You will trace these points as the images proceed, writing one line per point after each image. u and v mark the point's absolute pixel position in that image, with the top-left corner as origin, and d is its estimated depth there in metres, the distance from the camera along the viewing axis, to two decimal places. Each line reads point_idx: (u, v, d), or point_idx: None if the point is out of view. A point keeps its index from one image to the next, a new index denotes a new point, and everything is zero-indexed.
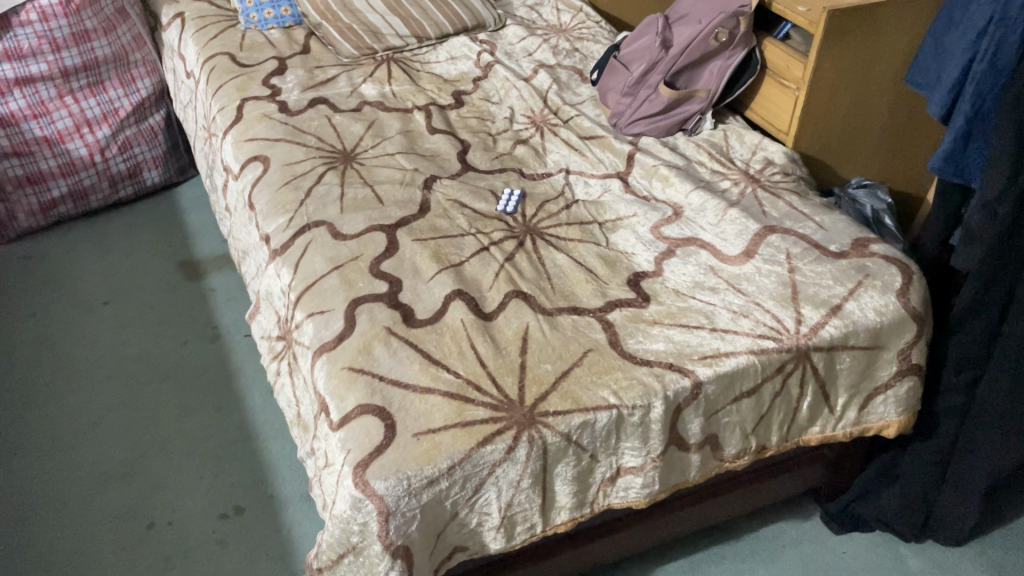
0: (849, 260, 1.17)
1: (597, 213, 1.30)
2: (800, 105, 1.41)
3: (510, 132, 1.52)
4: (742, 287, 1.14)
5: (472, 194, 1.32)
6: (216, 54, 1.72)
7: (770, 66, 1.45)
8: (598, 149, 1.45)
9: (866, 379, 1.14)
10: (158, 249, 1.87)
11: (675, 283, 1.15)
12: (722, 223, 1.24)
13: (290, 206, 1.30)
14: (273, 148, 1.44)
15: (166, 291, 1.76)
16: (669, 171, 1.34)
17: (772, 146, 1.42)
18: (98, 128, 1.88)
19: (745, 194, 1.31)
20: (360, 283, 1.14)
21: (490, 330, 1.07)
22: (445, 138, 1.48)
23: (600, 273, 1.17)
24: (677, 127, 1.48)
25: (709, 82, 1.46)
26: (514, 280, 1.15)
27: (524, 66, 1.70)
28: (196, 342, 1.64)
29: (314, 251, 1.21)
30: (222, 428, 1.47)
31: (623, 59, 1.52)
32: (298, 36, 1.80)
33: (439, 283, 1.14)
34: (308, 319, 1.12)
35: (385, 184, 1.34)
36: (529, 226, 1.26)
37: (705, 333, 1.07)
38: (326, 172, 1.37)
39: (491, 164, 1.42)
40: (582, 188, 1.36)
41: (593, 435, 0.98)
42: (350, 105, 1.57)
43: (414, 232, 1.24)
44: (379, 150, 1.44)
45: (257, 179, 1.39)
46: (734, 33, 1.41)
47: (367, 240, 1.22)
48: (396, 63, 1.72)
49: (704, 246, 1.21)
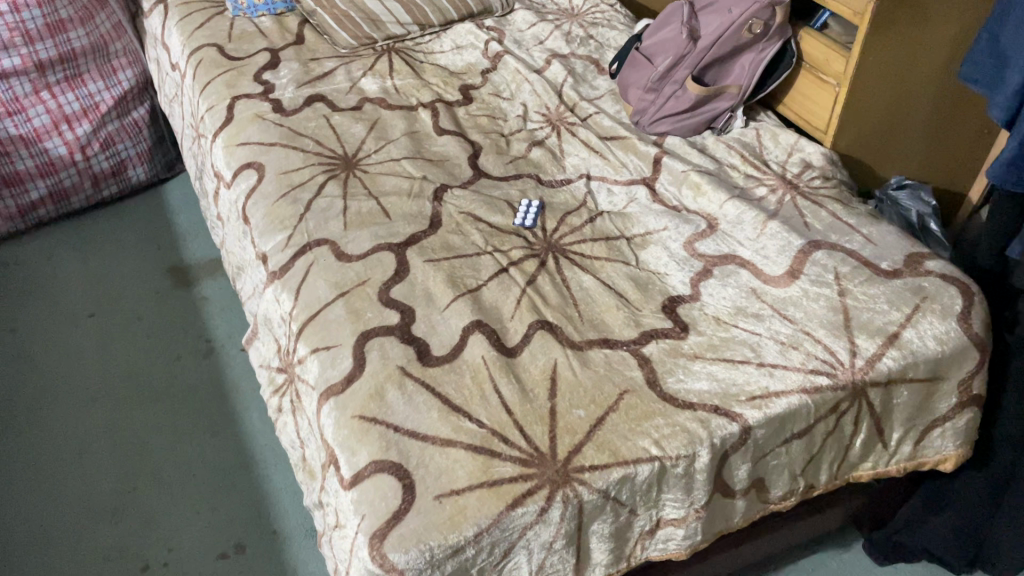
0: (904, 281, 1.07)
1: (624, 227, 1.19)
2: (840, 102, 1.29)
3: (524, 132, 1.40)
4: (788, 313, 1.04)
5: (486, 206, 1.21)
6: (203, 46, 1.59)
7: (807, 59, 1.34)
8: (621, 152, 1.34)
9: (923, 412, 1.05)
10: (146, 253, 1.76)
11: (715, 309, 1.05)
12: (761, 239, 1.14)
13: (288, 222, 1.19)
14: (268, 154, 1.32)
15: (155, 300, 1.65)
16: (700, 177, 1.23)
17: (809, 147, 1.31)
18: (78, 124, 1.75)
19: (784, 203, 1.21)
20: (368, 313, 1.04)
21: (515, 368, 0.96)
22: (455, 140, 1.37)
23: (632, 297, 1.07)
24: (706, 125, 1.37)
25: (740, 77, 1.34)
26: (538, 308, 1.05)
27: (535, 56, 1.58)
28: (189, 358, 1.54)
29: (317, 275, 1.10)
30: (218, 454, 1.37)
31: (645, 51, 1.40)
32: (291, 24, 1.67)
33: (455, 313, 1.03)
34: (312, 355, 1.01)
35: (391, 196, 1.23)
36: (551, 243, 1.16)
37: (751, 369, 0.97)
38: (326, 181, 1.26)
39: (505, 170, 1.31)
40: (606, 196, 1.26)
41: (633, 490, 0.88)
42: (349, 103, 1.45)
43: (426, 252, 1.13)
44: (383, 155, 1.32)
45: (252, 189, 1.28)
46: (769, 24, 1.28)
47: (374, 262, 1.11)
48: (397, 53, 1.59)
49: (743, 264, 1.11)
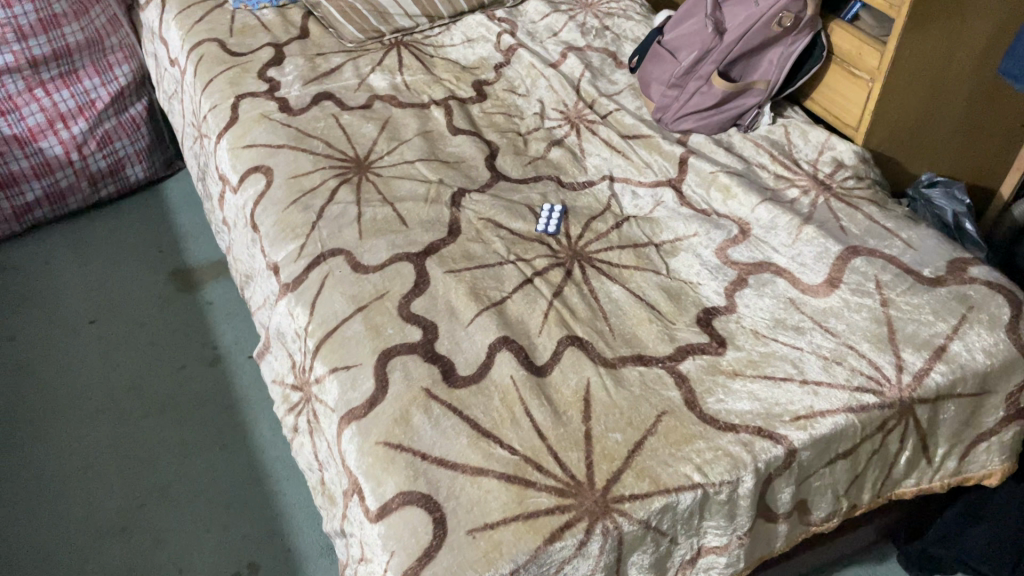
0: (948, 289, 1.02)
1: (651, 233, 1.14)
2: (873, 98, 1.24)
3: (542, 130, 1.35)
4: (830, 325, 0.99)
5: (507, 212, 1.16)
6: (204, 41, 1.52)
7: (837, 53, 1.28)
8: (644, 151, 1.28)
9: (969, 426, 1.00)
10: (147, 256, 1.70)
11: (753, 321, 1.00)
12: (796, 245, 1.09)
13: (300, 230, 1.14)
14: (276, 157, 1.27)
15: (158, 306, 1.60)
16: (730, 179, 1.18)
17: (840, 145, 1.26)
18: (74, 123, 1.68)
19: (818, 206, 1.16)
20: (389, 329, 0.98)
21: (546, 388, 0.91)
22: (470, 140, 1.31)
23: (664, 309, 1.02)
24: (731, 122, 1.31)
25: (768, 71, 1.28)
26: (566, 322, 1.00)
27: (550, 49, 1.52)
28: (195, 367, 1.49)
29: (333, 288, 1.05)
30: (228, 469, 1.32)
31: (667, 44, 1.34)
32: (295, 17, 1.60)
33: (480, 328, 0.98)
34: (331, 375, 0.96)
35: (407, 202, 1.18)
36: (575, 251, 1.11)
37: (794, 387, 0.92)
38: (338, 186, 1.20)
39: (524, 171, 1.26)
40: (631, 200, 1.20)
41: (675, 519, 0.83)
42: (359, 101, 1.39)
43: (447, 262, 1.08)
44: (396, 157, 1.27)
45: (260, 195, 1.23)
46: (800, 17, 1.22)
47: (392, 273, 1.06)
48: (406, 47, 1.53)
49: (779, 272, 1.06)
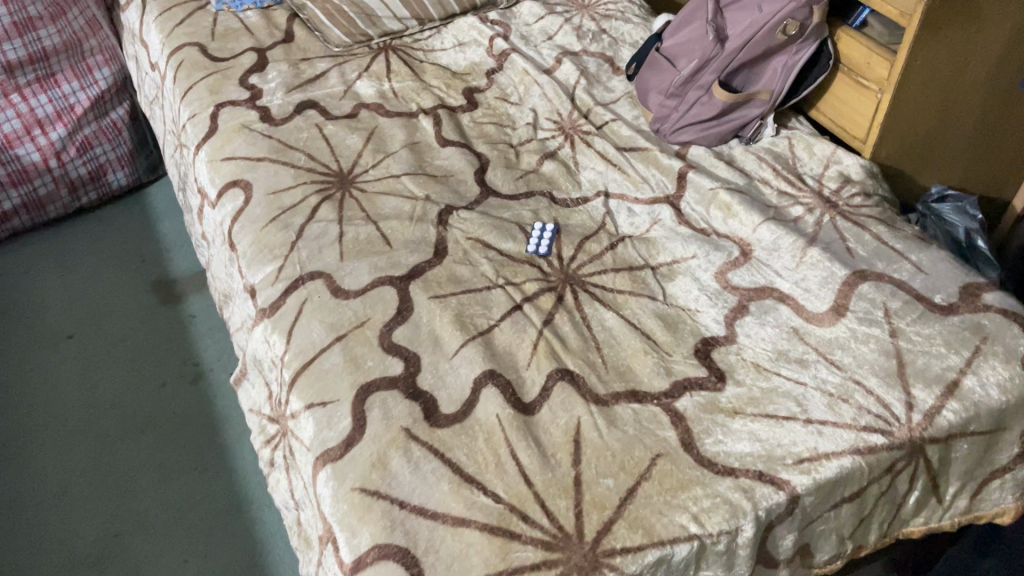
0: (961, 318, 0.97)
1: (647, 254, 1.08)
2: (881, 110, 1.18)
3: (534, 142, 1.29)
4: (835, 358, 0.93)
5: (496, 232, 1.11)
6: (184, 45, 1.46)
7: (845, 62, 1.22)
8: (641, 165, 1.22)
9: (982, 463, 0.94)
10: (129, 266, 1.65)
11: (754, 354, 0.94)
12: (800, 269, 1.03)
13: (279, 251, 1.08)
14: (255, 171, 1.21)
15: (139, 319, 1.54)
16: (731, 196, 1.13)
17: (847, 159, 1.20)
18: (52, 128, 1.62)
19: (823, 225, 1.10)
20: (368, 362, 0.93)
21: (533, 428, 0.86)
22: (459, 152, 1.25)
23: (661, 339, 0.96)
24: (732, 133, 1.25)
25: (772, 81, 1.22)
26: (556, 354, 0.94)
27: (544, 54, 1.46)
28: (176, 384, 1.43)
29: (311, 315, 1.00)
30: (209, 494, 1.27)
31: (666, 52, 1.28)
32: (279, 19, 1.54)
33: (465, 361, 0.93)
34: (306, 411, 0.91)
35: (391, 220, 1.12)
36: (567, 274, 1.05)
37: (797, 427, 0.87)
38: (319, 203, 1.15)
39: (515, 186, 1.20)
40: (626, 217, 1.15)
41: (669, 572, 0.77)
42: (344, 110, 1.34)
43: (431, 287, 1.02)
44: (381, 171, 1.21)
45: (239, 212, 1.17)
46: (806, 24, 1.16)
47: (374, 299, 1.01)
48: (395, 52, 1.47)
49: (782, 298, 1.01)
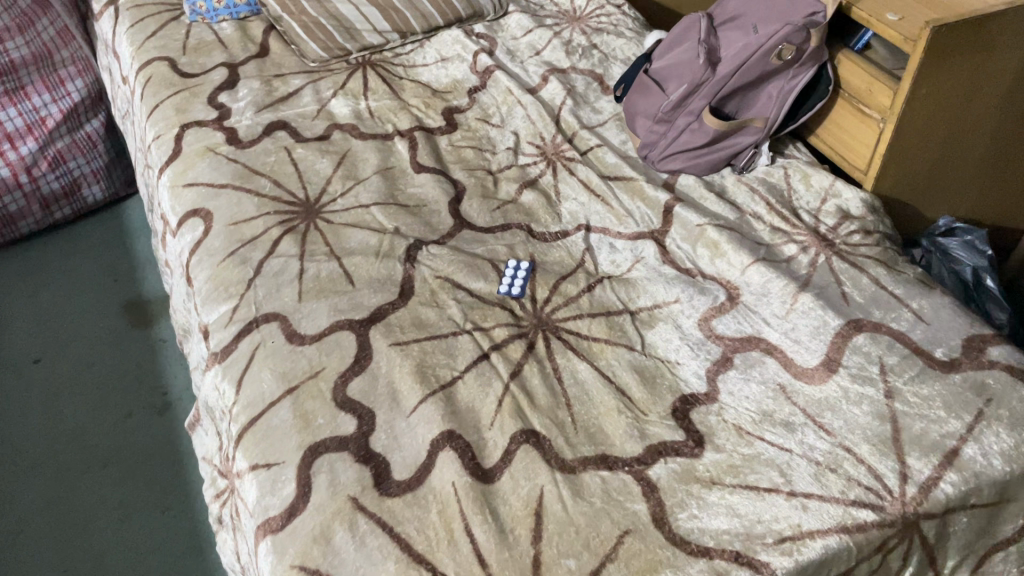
0: (963, 376, 0.89)
1: (627, 297, 1.00)
2: (884, 140, 1.10)
3: (514, 168, 1.21)
4: (825, 422, 0.86)
5: (467, 270, 1.04)
6: (154, 60, 1.40)
7: (845, 88, 1.14)
8: (626, 197, 1.15)
9: (985, 536, 0.85)
10: (101, 286, 1.59)
11: (737, 415, 0.87)
12: (790, 318, 0.96)
13: (235, 289, 1.02)
14: (217, 199, 1.15)
15: (109, 344, 1.49)
16: (719, 234, 1.05)
17: (846, 192, 1.13)
18: (22, 143, 1.56)
19: (818, 267, 1.03)
20: (319, 419, 0.86)
21: (491, 499, 0.79)
22: (435, 179, 1.18)
23: (636, 395, 0.89)
24: (724, 162, 1.18)
25: (766, 108, 1.14)
26: (522, 412, 0.87)
27: (531, 71, 1.39)
28: (143, 415, 1.38)
29: (262, 363, 0.93)
30: (169, 535, 1.21)
31: (655, 74, 1.21)
32: (255, 31, 1.48)
33: (423, 419, 0.86)
34: (251, 472, 0.84)
35: (356, 255, 1.05)
36: (540, 319, 0.98)
37: (780, 501, 0.79)
38: (281, 236, 1.08)
39: (491, 218, 1.13)
40: (607, 254, 1.08)
41: None
42: (315, 131, 1.27)
43: (393, 334, 0.96)
44: (350, 200, 1.14)
45: (197, 244, 1.10)
46: (802, 48, 1.09)
47: (331, 345, 0.94)
48: (373, 67, 1.40)
49: (769, 350, 0.93)
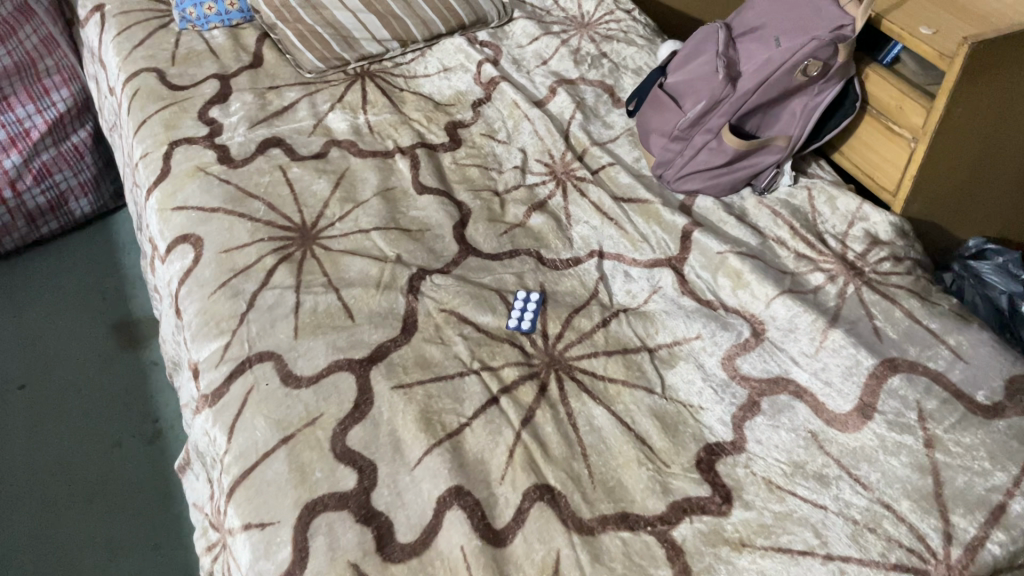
0: (1008, 423, 0.83)
1: (644, 332, 0.94)
2: (915, 161, 1.04)
3: (522, 189, 1.15)
4: (861, 475, 0.80)
5: (473, 303, 0.97)
6: (142, 71, 1.33)
7: (873, 104, 1.08)
8: (641, 220, 1.09)
9: None
10: (89, 305, 1.52)
11: (766, 467, 0.81)
12: (820, 356, 0.90)
13: (227, 325, 0.96)
14: (208, 224, 1.08)
15: (96, 367, 1.42)
16: (742, 263, 0.99)
17: (874, 216, 1.07)
18: (5, 156, 1.49)
19: (847, 298, 0.97)
20: (317, 473, 0.80)
21: (504, 565, 0.73)
22: (438, 201, 1.12)
23: (657, 443, 0.83)
24: (744, 182, 1.11)
25: (790, 126, 1.08)
26: (535, 464, 0.81)
27: (538, 82, 1.33)
28: (132, 444, 1.32)
29: (256, 409, 0.87)
30: (160, 575, 1.15)
31: (670, 88, 1.14)
32: (248, 40, 1.41)
33: (429, 473, 0.80)
34: (243, 532, 0.78)
35: (356, 287, 0.99)
36: (553, 357, 0.92)
37: (816, 566, 0.73)
38: (276, 265, 1.02)
39: (498, 243, 1.07)
40: (622, 283, 1.01)
41: None
42: (312, 148, 1.20)
43: (395, 375, 0.89)
44: (349, 224, 1.08)
45: (186, 272, 1.04)
46: (829, 64, 1.02)
47: (329, 388, 0.88)
48: (373, 78, 1.34)
49: (799, 393, 0.87)
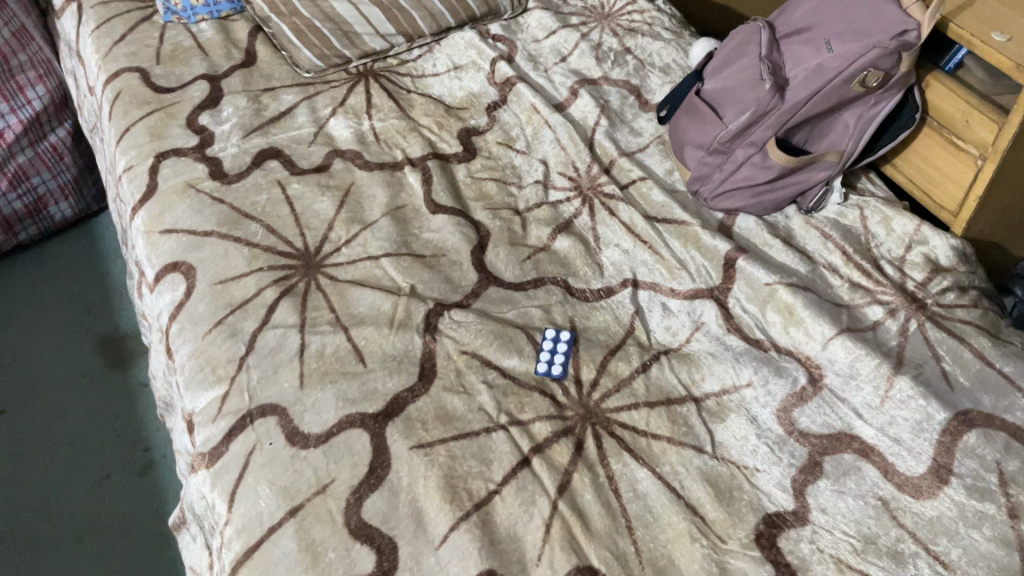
0: None
1: (689, 379, 0.85)
2: (982, 180, 0.94)
3: (545, 207, 1.05)
4: (941, 551, 0.72)
5: (498, 344, 0.87)
6: (123, 71, 1.21)
7: (935, 115, 0.98)
8: (678, 243, 0.99)
9: None
10: (73, 319, 1.42)
11: (835, 542, 0.72)
12: (886, 409, 0.81)
13: (224, 371, 0.86)
14: (200, 250, 0.98)
15: (81, 390, 1.32)
16: (793, 297, 0.90)
17: (934, 239, 0.97)
18: None
19: (910, 336, 0.88)
20: (331, 553, 0.71)
21: None
22: (454, 221, 1.02)
23: (710, 513, 0.74)
24: (790, 199, 1.02)
25: (842, 139, 0.98)
26: (575, 541, 0.72)
27: (557, 83, 1.22)
28: (122, 477, 1.22)
29: (258, 474, 0.78)
30: None
31: (708, 95, 1.04)
32: (240, 34, 1.29)
33: (456, 553, 0.71)
34: None
35: (366, 325, 0.89)
36: (588, 408, 0.83)
37: None
38: (277, 300, 0.92)
39: (521, 271, 0.97)
40: (660, 318, 0.92)
41: None
42: (313, 160, 1.10)
43: (414, 432, 0.80)
44: (357, 250, 0.98)
45: (178, 307, 0.94)
46: (890, 74, 0.92)
47: (341, 448, 0.78)
48: (377, 78, 1.23)
49: (865, 452, 0.78)
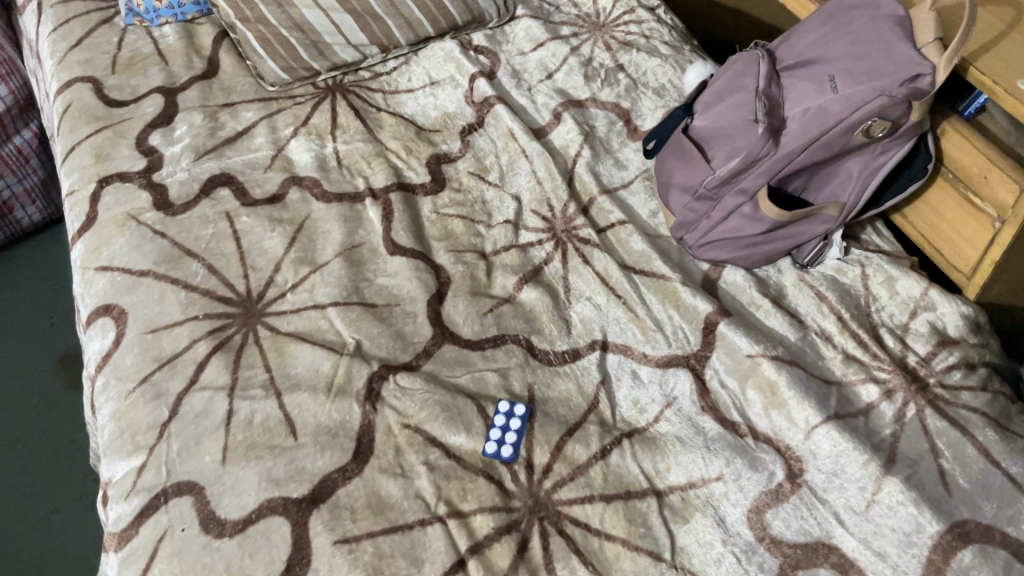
0: None
1: (653, 469, 0.76)
2: (999, 245, 0.83)
3: (513, 250, 0.96)
4: None
5: (444, 418, 0.79)
6: (76, 80, 1.13)
7: (952, 167, 0.87)
8: (656, 301, 0.90)
9: None
10: (33, 332, 1.36)
11: None
12: (871, 516, 0.72)
13: (144, 439, 0.78)
14: (134, 293, 0.89)
15: (38, 412, 1.26)
16: (777, 373, 0.81)
17: (942, 305, 0.87)
18: None
19: (906, 424, 0.78)
20: None
21: None
22: (412, 265, 0.93)
23: None
24: (783, 252, 0.92)
25: (843, 190, 0.88)
26: None
27: (539, 106, 1.13)
28: (74, 509, 1.17)
29: (166, 566, 0.70)
30: None
31: (697, 132, 0.93)
32: (204, 41, 1.21)
33: None
34: None
35: (301, 390, 0.81)
36: (537, 499, 0.74)
37: None
38: (208, 356, 0.84)
39: (480, 326, 0.88)
40: (628, 390, 0.83)
41: None
42: (267, 188, 1.01)
43: (340, 523, 0.72)
44: (302, 296, 0.90)
45: (104, 357, 0.86)
46: (899, 123, 0.81)
47: (259, 539, 0.71)
48: (346, 94, 1.14)
49: (843, 567, 0.70)
